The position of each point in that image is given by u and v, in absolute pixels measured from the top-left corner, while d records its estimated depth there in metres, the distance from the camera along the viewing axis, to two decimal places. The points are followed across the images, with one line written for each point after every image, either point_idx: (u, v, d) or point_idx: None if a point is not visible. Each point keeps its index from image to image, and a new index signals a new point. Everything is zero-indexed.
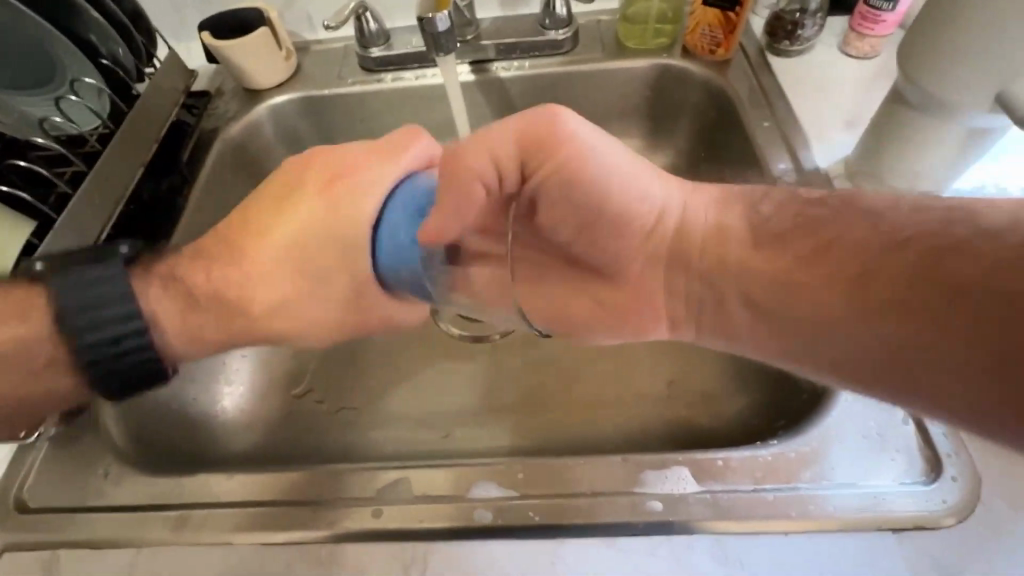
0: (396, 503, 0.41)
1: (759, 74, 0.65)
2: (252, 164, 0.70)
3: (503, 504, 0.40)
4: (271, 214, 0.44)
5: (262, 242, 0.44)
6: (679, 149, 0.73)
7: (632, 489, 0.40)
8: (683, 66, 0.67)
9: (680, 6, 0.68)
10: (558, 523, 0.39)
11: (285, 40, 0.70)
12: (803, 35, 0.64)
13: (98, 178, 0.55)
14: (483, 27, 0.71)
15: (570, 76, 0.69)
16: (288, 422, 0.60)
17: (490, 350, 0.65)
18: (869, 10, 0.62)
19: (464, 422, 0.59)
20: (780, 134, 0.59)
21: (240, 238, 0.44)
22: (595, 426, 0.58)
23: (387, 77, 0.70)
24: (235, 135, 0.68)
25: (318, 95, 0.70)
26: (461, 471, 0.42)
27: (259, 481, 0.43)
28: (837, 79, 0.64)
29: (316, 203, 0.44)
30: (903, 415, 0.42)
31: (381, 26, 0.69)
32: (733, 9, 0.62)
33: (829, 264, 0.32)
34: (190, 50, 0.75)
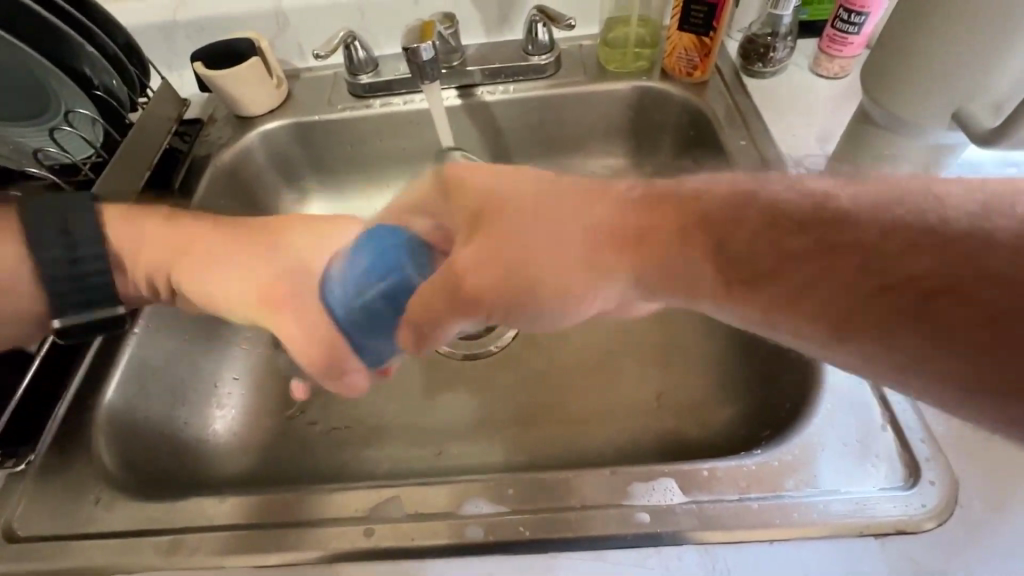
0: (388, 522, 0.41)
1: (735, 94, 0.67)
2: (245, 189, 0.72)
3: (494, 520, 0.41)
4: (270, 232, 0.52)
5: (283, 252, 0.51)
6: (661, 166, 0.75)
7: (621, 502, 0.40)
8: (662, 87, 0.70)
9: (657, 31, 0.70)
10: (550, 536, 0.39)
11: (276, 68, 0.72)
12: (775, 57, 0.67)
13: None
14: (469, 54, 0.74)
15: (554, 99, 0.72)
16: (283, 443, 0.60)
17: (482, 367, 0.66)
18: (836, 32, 0.64)
19: (457, 439, 0.60)
20: (757, 152, 0.62)
21: (279, 243, 0.52)
22: (585, 441, 0.58)
23: (376, 103, 0.72)
24: (227, 161, 0.69)
25: (309, 121, 0.72)
26: (452, 488, 0.42)
27: (252, 503, 0.44)
28: (809, 98, 0.66)
29: (345, 229, 0.53)
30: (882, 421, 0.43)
31: (369, 54, 0.72)
32: (708, 33, 0.65)
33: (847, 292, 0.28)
34: (183, 78, 0.76)
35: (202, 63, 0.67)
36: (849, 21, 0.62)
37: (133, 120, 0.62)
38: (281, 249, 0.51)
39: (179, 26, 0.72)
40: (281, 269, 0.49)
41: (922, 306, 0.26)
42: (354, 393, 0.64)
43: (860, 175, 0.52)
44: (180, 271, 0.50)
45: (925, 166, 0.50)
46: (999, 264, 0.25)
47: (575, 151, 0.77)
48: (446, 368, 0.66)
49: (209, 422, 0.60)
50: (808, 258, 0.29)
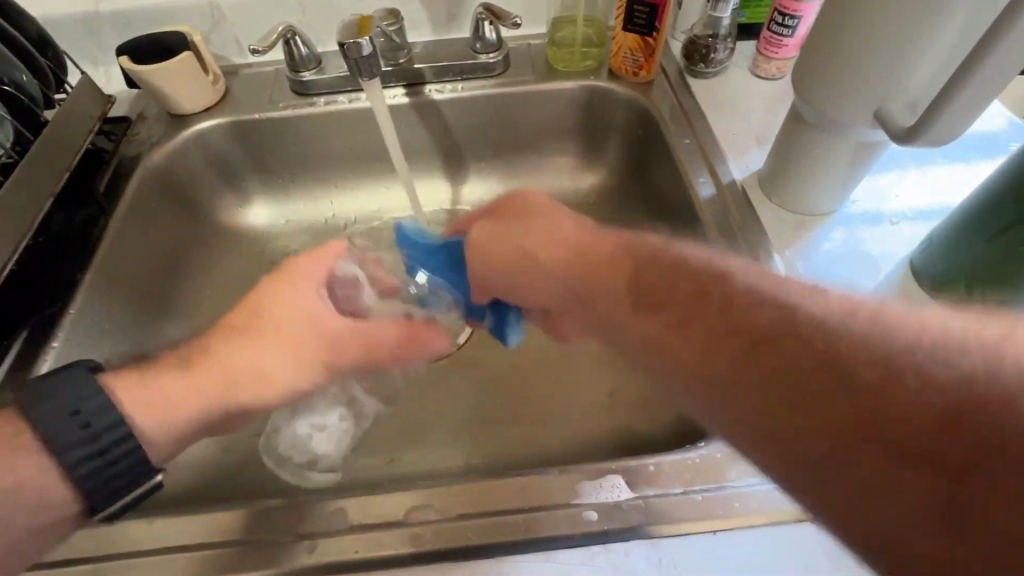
0: (328, 536, 0.40)
1: (680, 93, 0.69)
2: (180, 193, 0.70)
3: (441, 527, 0.40)
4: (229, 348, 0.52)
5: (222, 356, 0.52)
6: (609, 165, 0.76)
7: (569, 501, 0.40)
8: (609, 86, 0.71)
9: (603, 31, 0.72)
10: (496, 541, 0.39)
11: (210, 64, 0.70)
12: (716, 58, 0.69)
13: (11, 198, 0.52)
14: (416, 51, 0.73)
15: (501, 97, 0.72)
16: (225, 458, 0.58)
17: (436, 368, 0.65)
18: (772, 35, 0.67)
19: (409, 445, 0.59)
20: (700, 150, 0.63)
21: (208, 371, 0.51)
22: (542, 440, 0.58)
23: (320, 101, 0.72)
24: (158, 162, 0.67)
25: (248, 119, 0.71)
26: (402, 494, 0.41)
27: (189, 524, 0.41)
28: (748, 97, 0.69)
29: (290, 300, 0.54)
30: None
31: (311, 50, 0.71)
32: (651, 34, 0.65)
33: (725, 353, 0.31)
34: (109, 74, 0.73)
35: (128, 59, 0.65)
36: (783, 24, 0.65)
37: (49, 118, 0.58)
38: (280, 368, 0.52)
39: (102, 19, 0.68)
40: (279, 371, 0.53)
41: (764, 411, 0.29)
42: None
43: (795, 173, 0.54)
44: (248, 394, 0.52)
45: (852, 163, 0.52)
46: (917, 414, 0.24)
47: (524, 153, 0.77)
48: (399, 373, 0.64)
49: None
50: (681, 310, 0.35)
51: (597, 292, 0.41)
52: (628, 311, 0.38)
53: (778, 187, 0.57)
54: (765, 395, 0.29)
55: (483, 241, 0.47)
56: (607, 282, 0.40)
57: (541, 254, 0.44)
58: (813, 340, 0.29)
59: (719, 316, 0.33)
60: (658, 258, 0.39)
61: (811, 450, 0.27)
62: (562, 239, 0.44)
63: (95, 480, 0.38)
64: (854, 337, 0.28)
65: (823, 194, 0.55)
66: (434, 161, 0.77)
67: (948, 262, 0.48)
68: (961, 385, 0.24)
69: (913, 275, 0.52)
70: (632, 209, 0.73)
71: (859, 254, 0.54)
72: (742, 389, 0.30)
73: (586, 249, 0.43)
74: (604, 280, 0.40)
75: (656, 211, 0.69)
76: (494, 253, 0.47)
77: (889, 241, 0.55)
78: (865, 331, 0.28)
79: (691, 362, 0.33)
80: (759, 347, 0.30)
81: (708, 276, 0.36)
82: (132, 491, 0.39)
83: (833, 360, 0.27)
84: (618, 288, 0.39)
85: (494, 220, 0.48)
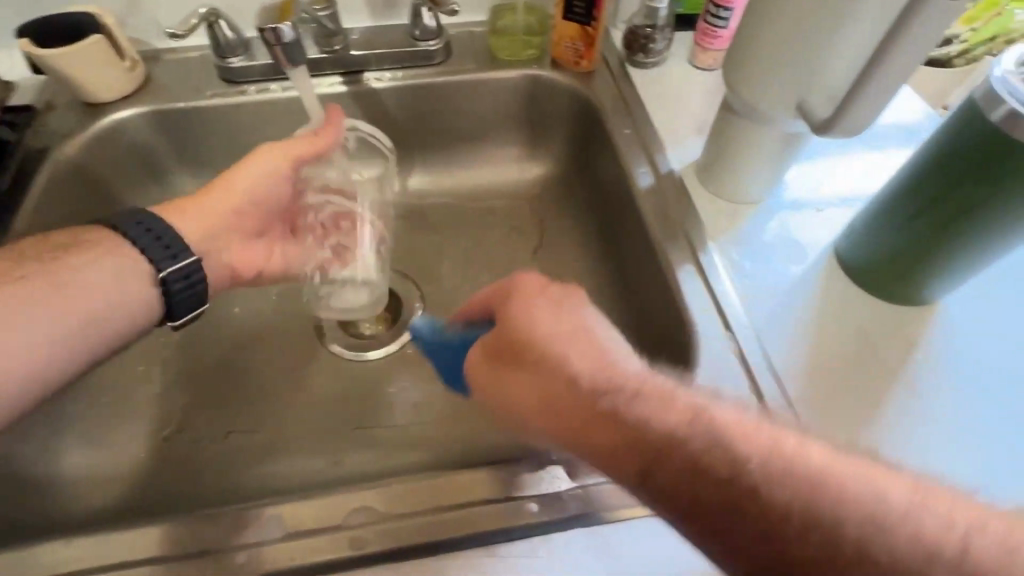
0: (261, 545, 0.38)
1: (621, 84, 0.69)
2: (98, 187, 0.66)
3: (380, 528, 0.39)
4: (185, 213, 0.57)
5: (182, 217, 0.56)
6: (555, 155, 0.76)
7: (511, 494, 0.40)
8: (552, 76, 0.70)
9: (544, 20, 0.71)
10: (437, 539, 0.39)
11: (128, 49, 0.65)
12: (655, 49, 0.70)
13: None
14: (353, 38, 0.70)
15: (443, 86, 0.70)
16: (159, 468, 0.55)
17: (382, 366, 0.63)
18: (708, 26, 0.68)
19: (355, 445, 0.57)
20: (640, 140, 0.64)
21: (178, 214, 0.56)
22: (490, 435, 0.58)
23: (251, 89, 0.68)
24: (71, 155, 0.63)
25: (171, 109, 0.67)
26: (340, 497, 0.40)
27: (109, 543, 0.39)
28: (686, 88, 0.70)
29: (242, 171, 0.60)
30: (747, 391, 0.46)
31: (238, 35, 0.67)
32: (591, 23, 0.65)
33: (672, 471, 0.32)
34: (12, 58, 0.67)
35: (30, 42, 0.60)
36: (717, 15, 0.66)
37: None
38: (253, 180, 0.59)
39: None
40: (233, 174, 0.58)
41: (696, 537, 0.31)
42: (241, 403, 0.60)
43: (727, 164, 0.56)
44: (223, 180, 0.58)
45: (779, 153, 0.53)
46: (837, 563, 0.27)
47: (469, 143, 0.76)
48: (344, 372, 0.63)
49: (63, 454, 0.55)
50: (657, 453, 0.32)
51: (572, 431, 0.36)
52: (600, 427, 0.34)
53: (712, 177, 0.58)
54: (748, 545, 0.29)
55: (519, 326, 0.39)
56: (566, 412, 0.36)
57: (571, 363, 0.37)
58: (749, 503, 0.30)
59: (678, 476, 0.32)
60: (621, 375, 0.36)
61: (691, 508, 0.31)
62: (582, 343, 0.38)
63: (156, 246, 0.51)
64: (777, 505, 0.29)
65: (754, 183, 0.57)
66: None
67: (866, 246, 0.50)
68: (839, 512, 0.28)
69: (837, 260, 0.54)
70: (578, 198, 0.73)
71: (787, 241, 0.56)
72: (730, 551, 0.30)
73: (604, 377, 0.36)
74: (577, 414, 0.35)
75: (599, 201, 0.69)
76: (497, 376, 0.40)
77: (815, 227, 0.57)
78: (804, 484, 0.29)
79: (634, 459, 0.33)
80: (682, 467, 0.32)
81: (657, 393, 0.35)
82: (178, 260, 0.51)
83: (882, 536, 0.27)
84: (557, 423, 0.36)
85: (533, 296, 0.40)
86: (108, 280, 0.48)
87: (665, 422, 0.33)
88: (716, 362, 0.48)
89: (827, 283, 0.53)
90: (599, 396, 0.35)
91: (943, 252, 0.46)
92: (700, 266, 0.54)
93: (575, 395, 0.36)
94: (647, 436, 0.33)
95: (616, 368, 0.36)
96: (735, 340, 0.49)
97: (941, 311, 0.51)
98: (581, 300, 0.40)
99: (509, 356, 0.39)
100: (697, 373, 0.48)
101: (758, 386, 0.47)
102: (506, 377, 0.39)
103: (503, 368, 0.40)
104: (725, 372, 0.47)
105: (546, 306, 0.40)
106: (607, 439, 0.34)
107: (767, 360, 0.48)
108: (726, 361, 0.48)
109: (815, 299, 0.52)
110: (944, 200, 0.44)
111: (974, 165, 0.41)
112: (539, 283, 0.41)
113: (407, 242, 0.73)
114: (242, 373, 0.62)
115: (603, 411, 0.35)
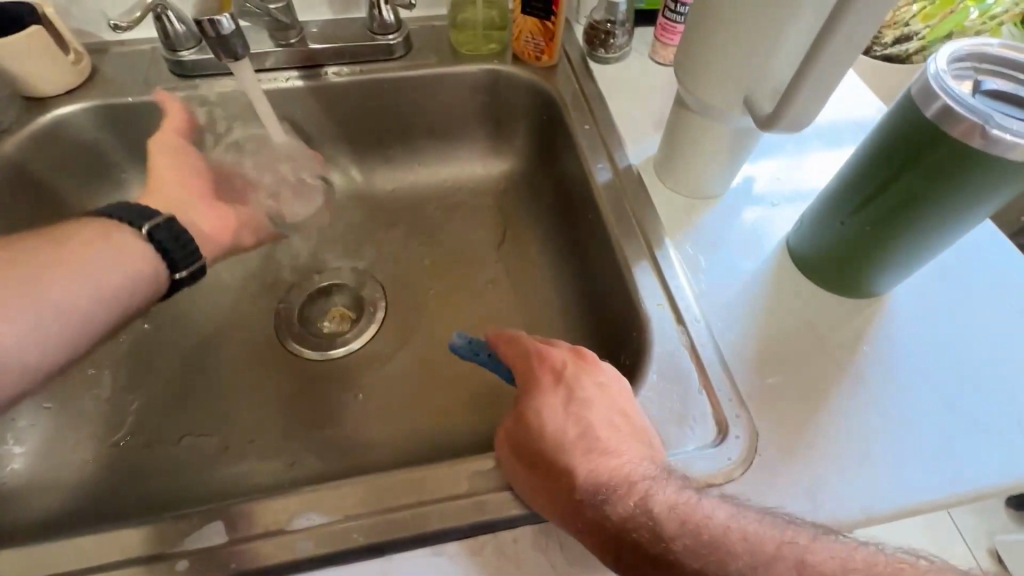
0: (202, 553, 0.37)
1: (582, 79, 0.69)
2: (42, 185, 0.63)
3: (326, 531, 0.38)
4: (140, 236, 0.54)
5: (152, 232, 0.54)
6: (519, 151, 0.76)
7: (460, 493, 0.40)
8: (514, 70, 0.70)
9: (505, 14, 0.70)
10: (384, 540, 0.38)
11: (70, 42, 0.63)
12: (615, 44, 0.70)
13: None
14: (310, 31, 0.69)
15: (403, 81, 0.69)
16: (108, 474, 0.54)
17: (342, 366, 0.62)
18: (667, 21, 0.68)
19: (312, 446, 0.56)
20: (599, 136, 0.64)
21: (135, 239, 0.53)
22: (450, 433, 0.57)
23: (203, 84, 0.66)
24: (12, 153, 0.60)
25: (118, 103, 0.65)
26: (285, 500, 0.39)
27: (40, 555, 0.37)
28: (647, 84, 0.70)
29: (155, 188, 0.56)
30: (698, 385, 0.47)
31: (188, 27, 0.65)
32: (550, 18, 0.65)
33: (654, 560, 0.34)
34: None
35: None
36: (676, 11, 0.66)
37: None
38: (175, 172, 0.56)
39: None
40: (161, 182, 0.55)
41: None
42: (194, 406, 0.58)
43: (682, 159, 0.56)
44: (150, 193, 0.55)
45: (732, 149, 0.54)
46: None
47: (431, 138, 0.75)
48: (303, 372, 0.62)
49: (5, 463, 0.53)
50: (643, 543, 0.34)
51: (566, 504, 0.36)
52: (593, 512, 0.35)
53: (670, 172, 0.59)
54: None
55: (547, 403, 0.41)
56: (565, 489, 0.37)
57: (580, 443, 0.38)
58: None
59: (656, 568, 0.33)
60: (624, 460, 0.37)
61: None
62: (603, 418, 0.40)
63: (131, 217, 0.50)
64: None
65: (710, 178, 0.57)
66: (337, 147, 0.73)
67: (816, 241, 0.51)
68: None
69: (790, 254, 0.55)
70: (542, 194, 0.73)
71: (742, 236, 0.57)
72: None
73: (609, 460, 0.37)
74: (576, 493, 0.36)
75: (562, 197, 0.69)
76: (509, 438, 0.40)
77: (770, 222, 0.58)
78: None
79: (622, 548, 0.34)
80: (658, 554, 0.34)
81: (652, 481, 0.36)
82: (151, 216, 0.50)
83: None
84: (550, 499, 0.37)
85: (585, 364, 0.43)
86: (109, 253, 0.47)
87: (657, 507, 0.35)
88: (669, 356, 0.48)
89: (780, 277, 0.54)
90: (593, 499, 0.36)
91: (887, 247, 0.46)
92: (656, 262, 0.54)
93: (575, 497, 0.36)
94: (633, 537, 0.34)
95: (615, 461, 0.37)
96: (688, 334, 0.49)
97: (889, 304, 0.52)
98: (602, 377, 0.42)
99: (529, 421, 0.40)
100: (650, 367, 0.48)
101: (710, 380, 0.47)
102: (518, 441, 0.40)
103: (517, 433, 0.40)
104: (678, 366, 0.48)
105: (559, 395, 0.41)
106: (598, 541, 0.35)
107: (719, 354, 0.49)
108: (679, 356, 0.48)
109: (768, 293, 0.53)
110: (884, 194, 0.44)
111: (909, 159, 0.42)
112: (558, 366, 0.43)
113: (370, 240, 0.72)
114: (196, 375, 0.60)
115: (601, 501, 0.36)
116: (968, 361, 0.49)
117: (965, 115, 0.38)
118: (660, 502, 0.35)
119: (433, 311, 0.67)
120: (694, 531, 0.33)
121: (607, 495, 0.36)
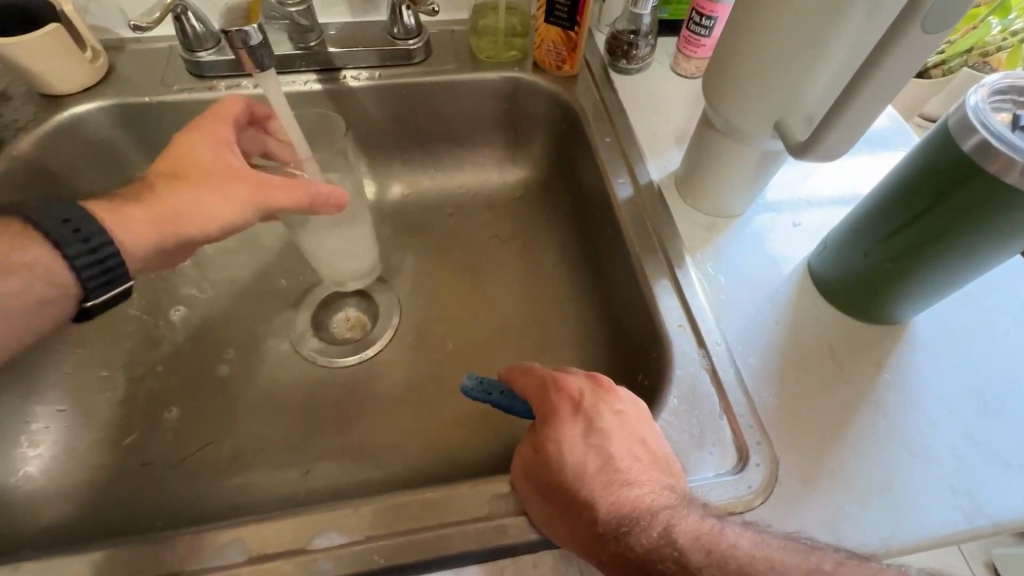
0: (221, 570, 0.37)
1: (603, 90, 0.69)
2: (56, 184, 0.63)
3: (346, 551, 0.38)
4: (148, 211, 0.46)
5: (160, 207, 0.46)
6: (536, 159, 0.75)
7: (480, 516, 0.40)
8: (534, 79, 0.69)
9: (526, 21, 0.69)
10: (404, 562, 0.38)
11: (87, 40, 0.63)
12: (638, 55, 0.69)
13: None
14: (329, 34, 0.68)
15: (422, 87, 0.68)
16: (123, 479, 0.54)
17: (355, 374, 0.62)
18: (691, 34, 0.67)
19: (325, 455, 0.56)
20: (620, 149, 0.63)
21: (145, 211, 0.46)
22: (463, 446, 0.57)
23: (220, 84, 0.66)
24: (28, 151, 0.60)
25: (135, 103, 0.64)
26: (306, 518, 0.39)
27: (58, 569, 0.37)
28: (668, 96, 0.69)
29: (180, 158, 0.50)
30: (719, 409, 0.47)
31: (207, 27, 0.64)
32: (573, 28, 0.64)
33: None
34: None
35: None
36: (700, 24, 0.65)
37: None
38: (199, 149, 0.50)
39: None
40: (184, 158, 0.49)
41: None
42: (208, 412, 0.58)
43: (706, 177, 0.56)
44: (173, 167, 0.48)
45: (757, 170, 0.53)
46: None
47: (448, 144, 0.74)
48: (316, 379, 0.61)
49: (18, 465, 0.53)
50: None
51: (590, 538, 0.36)
52: (617, 545, 0.35)
53: (692, 189, 0.58)
54: None
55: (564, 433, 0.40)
56: (589, 523, 0.36)
57: (601, 475, 0.38)
58: None
59: None
60: (646, 490, 0.37)
61: None
62: (622, 448, 0.39)
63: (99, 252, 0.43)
64: None
65: (732, 198, 0.56)
66: (352, 151, 0.73)
67: (839, 265, 0.51)
68: None
69: (811, 277, 0.55)
70: (558, 204, 0.72)
71: (764, 257, 0.56)
72: None
73: (631, 491, 0.37)
74: (599, 526, 0.36)
75: (579, 208, 0.69)
76: (529, 469, 0.40)
77: (791, 242, 0.58)
78: None
79: None
80: None
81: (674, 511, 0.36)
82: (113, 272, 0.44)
83: None
84: (574, 532, 0.37)
85: (601, 394, 0.42)
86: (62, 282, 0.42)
87: (679, 539, 0.34)
88: (689, 379, 0.48)
89: (800, 300, 0.54)
90: (618, 531, 0.36)
91: (913, 275, 0.46)
92: (676, 281, 0.53)
93: (598, 530, 0.36)
94: (659, 569, 0.34)
95: (638, 491, 0.37)
96: (709, 355, 0.49)
97: (910, 331, 0.52)
98: (620, 406, 0.42)
99: (548, 454, 0.39)
100: (671, 390, 0.48)
101: (730, 405, 0.47)
102: (537, 474, 0.39)
103: (536, 466, 0.40)
104: (698, 389, 0.48)
105: (579, 426, 0.41)
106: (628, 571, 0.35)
107: (740, 378, 0.48)
108: (701, 379, 0.48)
109: (788, 316, 0.53)
110: (913, 225, 0.44)
111: (941, 192, 0.41)
112: (576, 395, 0.42)
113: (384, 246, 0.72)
114: (209, 380, 0.60)
115: (626, 535, 0.35)
116: (987, 390, 0.49)
117: (1004, 151, 0.37)
118: (684, 531, 0.34)
119: (447, 321, 0.66)
120: (720, 562, 0.33)
121: (629, 527, 0.36)
